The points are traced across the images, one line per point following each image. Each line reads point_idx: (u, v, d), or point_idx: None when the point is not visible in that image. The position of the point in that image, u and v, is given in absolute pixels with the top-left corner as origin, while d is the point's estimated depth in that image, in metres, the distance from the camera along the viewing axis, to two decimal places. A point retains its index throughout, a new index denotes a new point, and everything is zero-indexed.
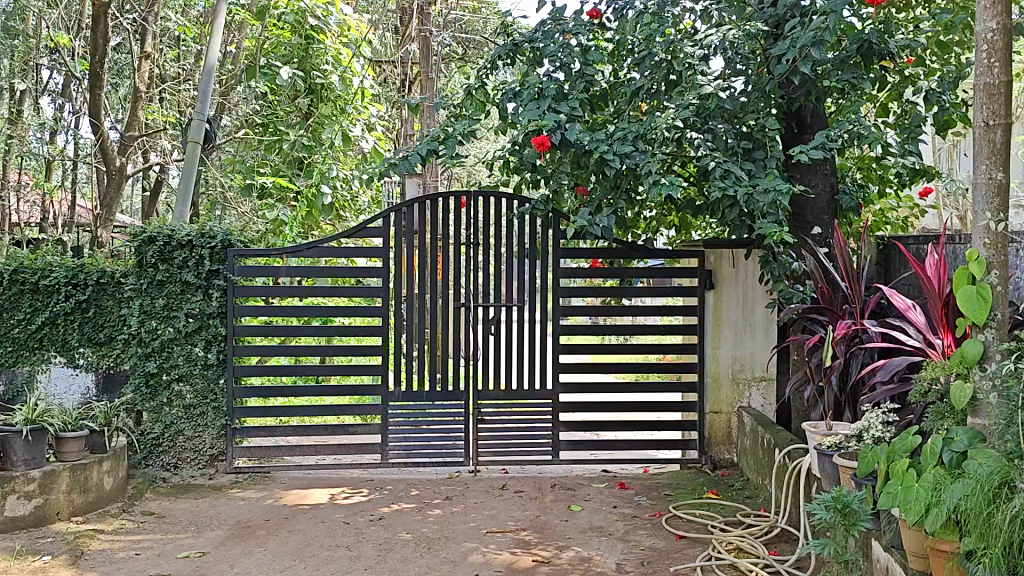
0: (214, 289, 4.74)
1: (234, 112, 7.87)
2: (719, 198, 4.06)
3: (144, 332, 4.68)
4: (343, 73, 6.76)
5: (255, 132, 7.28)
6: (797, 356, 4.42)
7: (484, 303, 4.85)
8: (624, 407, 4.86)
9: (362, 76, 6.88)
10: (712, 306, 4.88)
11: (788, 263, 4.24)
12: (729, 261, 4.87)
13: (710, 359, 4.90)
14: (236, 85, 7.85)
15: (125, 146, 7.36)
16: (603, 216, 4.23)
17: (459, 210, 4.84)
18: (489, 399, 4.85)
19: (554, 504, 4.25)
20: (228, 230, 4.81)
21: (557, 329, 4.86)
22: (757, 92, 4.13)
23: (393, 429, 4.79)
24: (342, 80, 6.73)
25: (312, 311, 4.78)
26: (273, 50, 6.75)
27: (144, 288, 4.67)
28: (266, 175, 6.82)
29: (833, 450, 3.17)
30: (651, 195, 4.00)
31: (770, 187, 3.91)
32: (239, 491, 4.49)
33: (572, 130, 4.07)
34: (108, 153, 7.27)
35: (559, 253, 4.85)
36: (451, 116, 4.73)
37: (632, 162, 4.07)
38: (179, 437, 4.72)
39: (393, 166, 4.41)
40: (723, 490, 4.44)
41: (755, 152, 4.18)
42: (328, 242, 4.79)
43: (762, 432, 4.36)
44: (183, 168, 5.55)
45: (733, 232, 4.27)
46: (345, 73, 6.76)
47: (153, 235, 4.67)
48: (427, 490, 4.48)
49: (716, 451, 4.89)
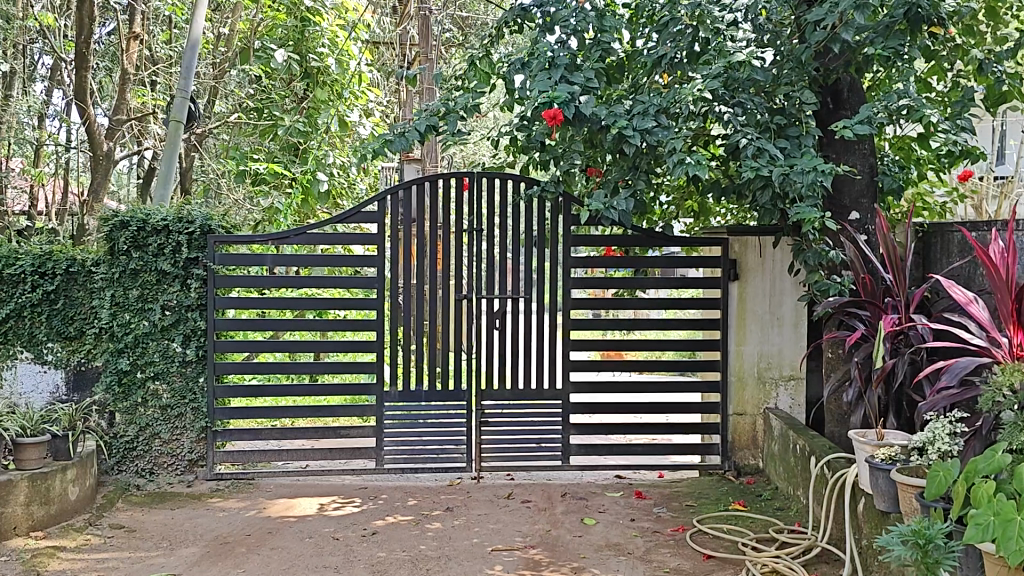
0: (192, 279, 4.34)
1: (228, 97, 7.51)
2: (750, 179, 3.63)
3: (117, 326, 4.27)
4: (340, 56, 6.33)
5: (248, 118, 6.83)
6: (835, 354, 4.00)
7: (489, 296, 4.43)
8: (640, 409, 4.46)
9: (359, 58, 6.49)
10: (736, 297, 4.50)
11: (825, 252, 3.86)
12: (756, 251, 4.48)
13: (734, 356, 4.51)
14: (230, 69, 7.38)
15: (111, 130, 6.93)
16: (621, 199, 3.80)
17: (462, 192, 4.42)
18: (494, 398, 4.44)
19: (564, 517, 3.85)
20: (209, 214, 4.40)
21: (568, 323, 4.45)
22: (794, 62, 3.71)
23: (389, 432, 4.38)
24: (339, 63, 6.32)
25: (301, 304, 4.36)
26: (267, 33, 6.37)
27: (116, 277, 4.27)
28: (260, 162, 6.40)
29: (889, 464, 2.80)
30: (676, 175, 3.57)
31: (809, 167, 3.46)
32: (219, 501, 4.09)
33: (587, 103, 3.63)
34: (93, 137, 6.84)
35: (570, 241, 4.43)
36: (452, 89, 4.31)
37: (655, 139, 3.65)
38: (155, 441, 4.32)
39: (388, 143, 4.04)
40: (750, 501, 4.05)
41: (790, 129, 3.74)
42: (319, 228, 4.39)
43: (794, 438, 3.97)
44: (165, 149, 5.12)
45: (763, 218, 3.84)
46: (341, 56, 6.30)
47: (126, 220, 4.25)
48: (426, 500, 4.09)
49: (740, 457, 4.50)
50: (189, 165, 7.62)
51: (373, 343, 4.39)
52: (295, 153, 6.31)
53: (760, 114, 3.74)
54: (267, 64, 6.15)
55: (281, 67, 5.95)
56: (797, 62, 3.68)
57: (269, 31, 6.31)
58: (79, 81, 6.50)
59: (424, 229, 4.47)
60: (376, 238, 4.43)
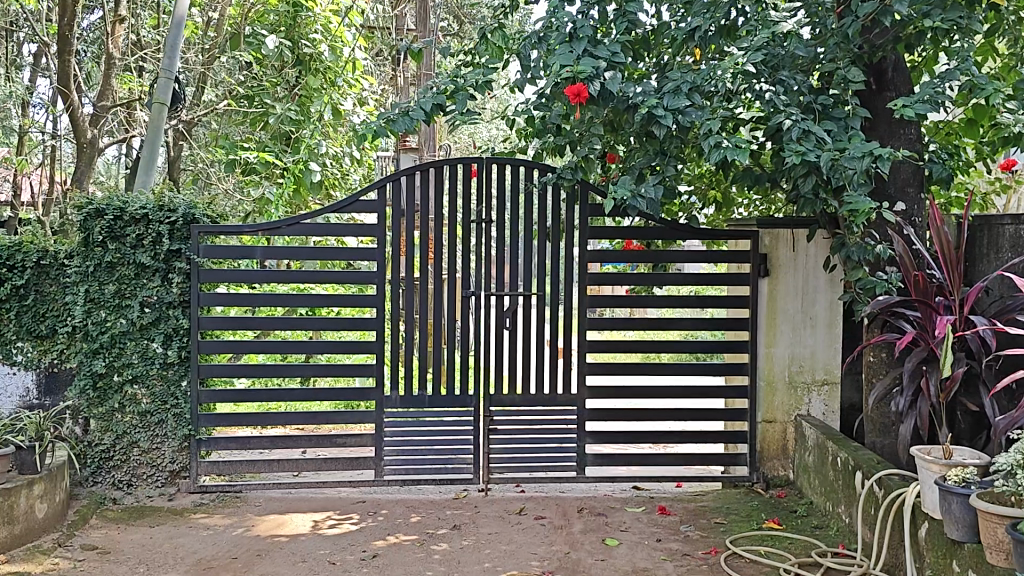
0: (175, 273, 3.96)
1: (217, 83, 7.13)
2: (794, 166, 3.28)
3: (91, 324, 3.90)
4: (334, 43, 5.97)
5: (238, 104, 6.40)
6: (878, 358, 3.67)
7: (499, 292, 4.06)
8: (661, 415, 4.11)
9: (354, 44, 6.11)
10: (766, 295, 4.12)
11: (871, 247, 3.52)
12: (788, 244, 4.10)
13: (764, 359, 4.14)
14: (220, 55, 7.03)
15: (96, 117, 6.54)
16: (648, 186, 3.43)
17: (469, 180, 4.05)
18: (504, 405, 4.08)
19: (583, 536, 3.50)
20: (193, 202, 4.01)
21: (584, 323, 4.08)
22: (838, 36, 3.35)
23: (389, 441, 4.02)
24: (333, 50, 5.95)
25: (293, 301, 3.99)
26: (259, 18, 5.99)
27: (91, 271, 3.89)
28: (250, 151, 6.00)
29: (966, 488, 2.47)
30: (711, 160, 3.22)
31: (863, 151, 3.10)
32: (203, 517, 3.72)
33: (615, 79, 3.25)
34: (76, 123, 6.45)
35: (585, 233, 4.08)
36: (460, 65, 3.92)
37: (687, 120, 3.28)
38: (133, 450, 3.96)
39: (390, 122, 3.66)
40: (785, 518, 3.70)
41: (835, 110, 3.38)
42: (312, 218, 4.01)
43: (833, 450, 3.64)
44: (148, 132, 4.73)
45: (803, 208, 3.49)
46: (335, 42, 5.98)
47: (101, 208, 3.86)
48: (430, 516, 3.73)
49: (770, 468, 4.16)
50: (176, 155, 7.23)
51: (372, 343, 4.03)
52: (288, 142, 5.95)
53: (803, 93, 3.37)
54: (258, 50, 5.81)
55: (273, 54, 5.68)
56: (842, 36, 3.33)
57: (260, 18, 6.00)
58: (61, 64, 6.09)
59: (427, 220, 4.10)
60: (375, 229, 4.06)
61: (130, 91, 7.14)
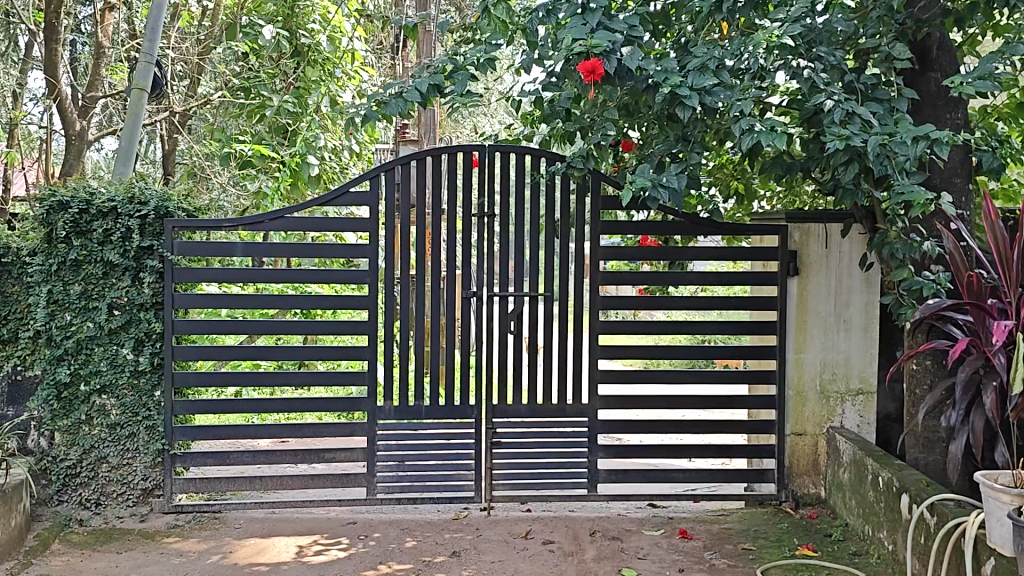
0: (146, 273, 3.59)
1: (210, 76, 6.49)
2: (834, 152, 2.91)
3: (55, 328, 3.54)
4: (333, 33, 5.59)
5: (234, 96, 5.97)
6: (925, 367, 3.32)
7: (502, 293, 3.69)
8: (680, 428, 3.76)
9: (353, 35, 5.73)
10: (796, 297, 3.76)
11: (917, 243, 3.15)
12: (820, 240, 3.74)
13: (793, 367, 3.79)
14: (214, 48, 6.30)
15: (84, 107, 6.11)
16: (672, 175, 3.05)
17: (471, 171, 3.68)
18: (508, 416, 3.71)
19: (596, 565, 3.15)
20: (167, 195, 3.65)
21: (596, 327, 3.72)
22: (882, 8, 2.99)
23: (382, 455, 3.67)
24: (331, 40, 5.58)
25: (276, 302, 3.64)
26: (255, 9, 5.60)
27: (54, 270, 3.53)
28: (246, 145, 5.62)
29: None
30: (743, 147, 2.86)
31: (916, 135, 2.74)
32: (176, 542, 3.37)
33: (635, 54, 2.86)
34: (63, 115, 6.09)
35: (598, 228, 3.71)
36: (462, 43, 3.54)
37: (716, 101, 2.90)
38: (102, 466, 3.60)
39: (382, 105, 3.29)
40: (819, 543, 3.34)
41: (879, 90, 3.01)
42: (299, 212, 3.65)
43: (873, 469, 3.28)
44: (126, 121, 4.32)
45: (842, 201, 3.12)
46: (335, 32, 5.61)
47: (65, 201, 3.50)
48: (427, 541, 3.38)
49: (799, 485, 3.80)
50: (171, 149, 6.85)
51: (363, 349, 3.68)
52: (285, 136, 5.58)
53: (843, 70, 3.01)
54: (254, 41, 5.45)
55: (270, 45, 5.31)
56: (886, 8, 2.96)
57: (257, 7, 5.60)
58: (48, 53, 5.69)
59: (425, 214, 3.74)
60: (368, 224, 3.71)
61: (120, 81, 6.77)
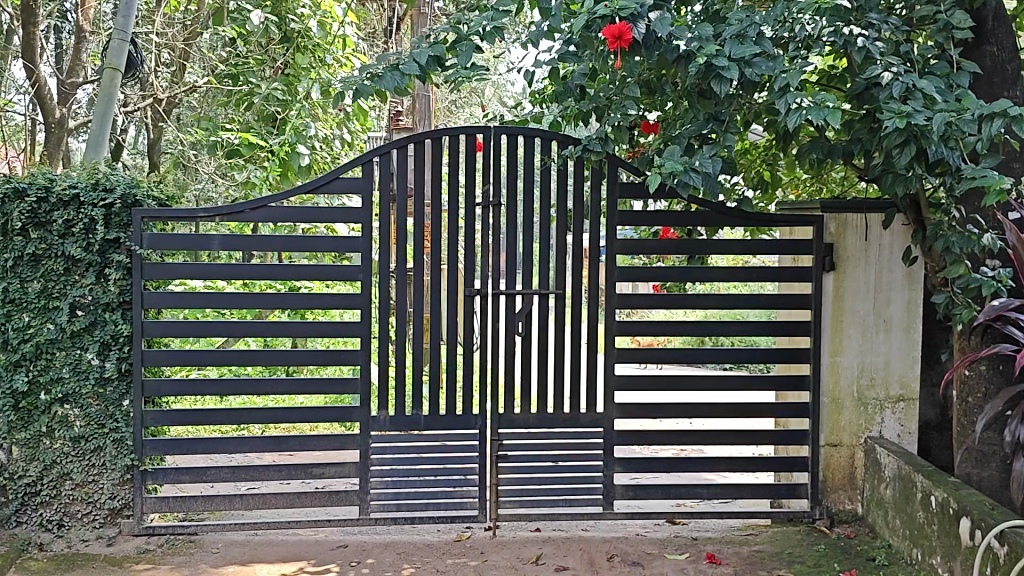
0: (112, 268, 3.22)
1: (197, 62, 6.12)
2: (889, 133, 2.56)
3: (11, 331, 3.17)
4: (323, 18, 5.15)
5: (221, 84, 5.58)
6: (981, 375, 2.99)
7: (510, 292, 3.33)
8: (703, 439, 3.41)
9: (345, 20, 5.32)
10: (832, 294, 3.42)
11: (975, 235, 2.78)
12: (858, 232, 3.40)
13: (828, 371, 3.45)
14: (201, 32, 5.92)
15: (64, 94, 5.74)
16: (706, 160, 2.69)
17: (474, 156, 3.32)
18: (515, 426, 3.37)
19: None
20: (136, 182, 3.29)
21: (613, 329, 3.36)
22: None
23: (376, 469, 3.32)
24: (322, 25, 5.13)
25: (258, 299, 3.29)
26: None
27: (10, 266, 3.16)
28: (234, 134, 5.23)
29: None
30: (789, 127, 2.50)
31: (987, 111, 2.39)
32: (146, 570, 3.01)
33: (666, 17, 2.50)
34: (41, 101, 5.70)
35: (615, 219, 3.34)
36: (465, 13, 3.17)
37: (757, 73, 2.54)
38: (65, 484, 3.25)
39: (376, 80, 2.93)
40: (862, 569, 3.01)
41: (937, 63, 2.66)
42: (284, 201, 3.28)
43: (923, 487, 2.95)
44: (98, 104, 3.92)
45: (894, 188, 2.77)
46: (325, 17, 5.18)
47: (23, 188, 3.13)
48: (426, 568, 3.03)
49: (835, 501, 3.46)
50: (157, 138, 6.46)
51: (354, 352, 3.33)
52: (274, 125, 5.17)
53: (897, 40, 2.67)
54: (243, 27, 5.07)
55: (257, 32, 4.96)
56: None
57: None
58: (26, 36, 5.27)
59: (424, 206, 3.37)
60: (360, 214, 3.35)
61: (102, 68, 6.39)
